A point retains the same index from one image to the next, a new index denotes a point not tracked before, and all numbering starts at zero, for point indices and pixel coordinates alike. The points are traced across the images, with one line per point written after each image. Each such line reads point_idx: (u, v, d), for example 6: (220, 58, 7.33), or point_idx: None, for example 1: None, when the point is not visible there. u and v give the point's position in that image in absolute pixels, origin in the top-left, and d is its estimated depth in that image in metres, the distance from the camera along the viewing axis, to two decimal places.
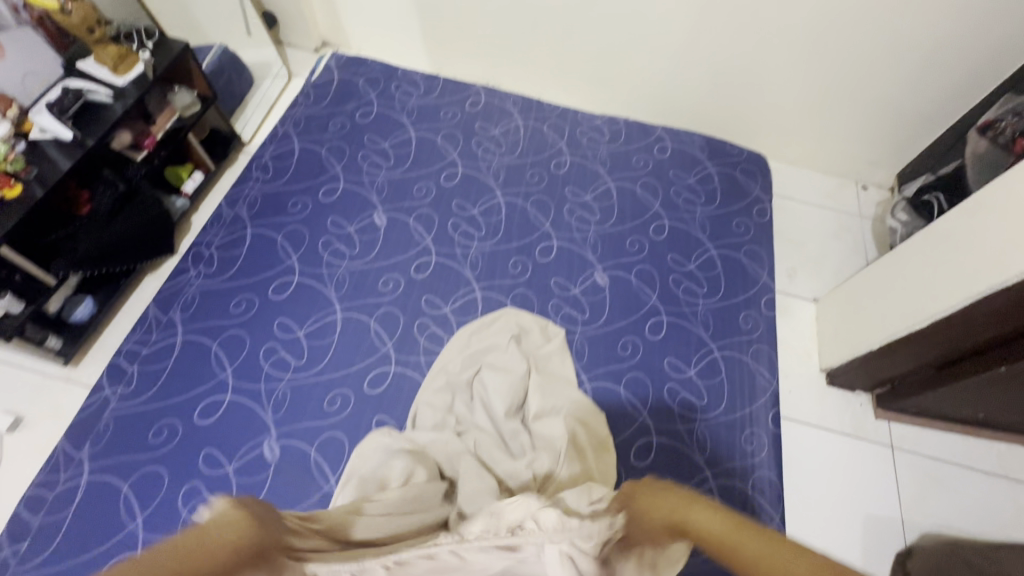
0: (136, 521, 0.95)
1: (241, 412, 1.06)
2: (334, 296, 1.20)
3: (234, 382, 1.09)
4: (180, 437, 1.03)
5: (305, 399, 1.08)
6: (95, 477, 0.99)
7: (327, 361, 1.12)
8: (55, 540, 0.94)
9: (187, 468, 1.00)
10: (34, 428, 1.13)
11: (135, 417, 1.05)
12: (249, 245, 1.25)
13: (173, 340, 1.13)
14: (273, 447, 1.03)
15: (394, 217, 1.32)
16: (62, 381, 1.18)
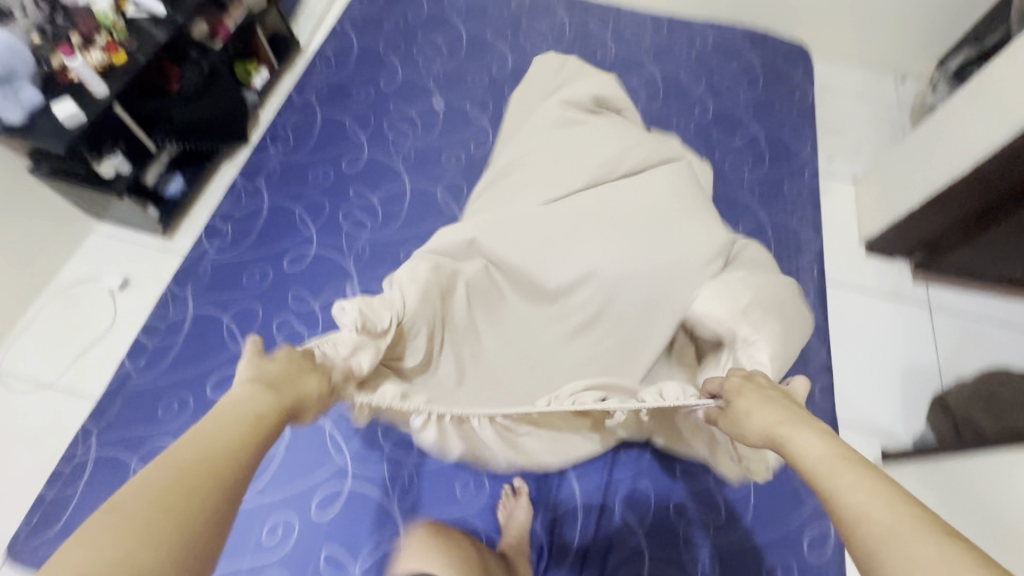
0: (240, 346, 1.05)
1: (327, 262, 1.15)
2: (401, 169, 1.28)
3: (318, 238, 1.18)
4: (273, 280, 1.12)
5: (383, 252, 1.17)
6: (198, 311, 1.08)
7: (401, 220, 1.21)
8: (167, 358, 1.03)
9: (279, 304, 1.10)
10: (142, 290, 1.25)
11: (233, 265, 1.13)
12: (322, 125, 1.33)
13: (261, 205, 1.21)
14: (356, 290, 1.12)
15: (452, 103, 1.40)
16: (162, 250, 1.30)
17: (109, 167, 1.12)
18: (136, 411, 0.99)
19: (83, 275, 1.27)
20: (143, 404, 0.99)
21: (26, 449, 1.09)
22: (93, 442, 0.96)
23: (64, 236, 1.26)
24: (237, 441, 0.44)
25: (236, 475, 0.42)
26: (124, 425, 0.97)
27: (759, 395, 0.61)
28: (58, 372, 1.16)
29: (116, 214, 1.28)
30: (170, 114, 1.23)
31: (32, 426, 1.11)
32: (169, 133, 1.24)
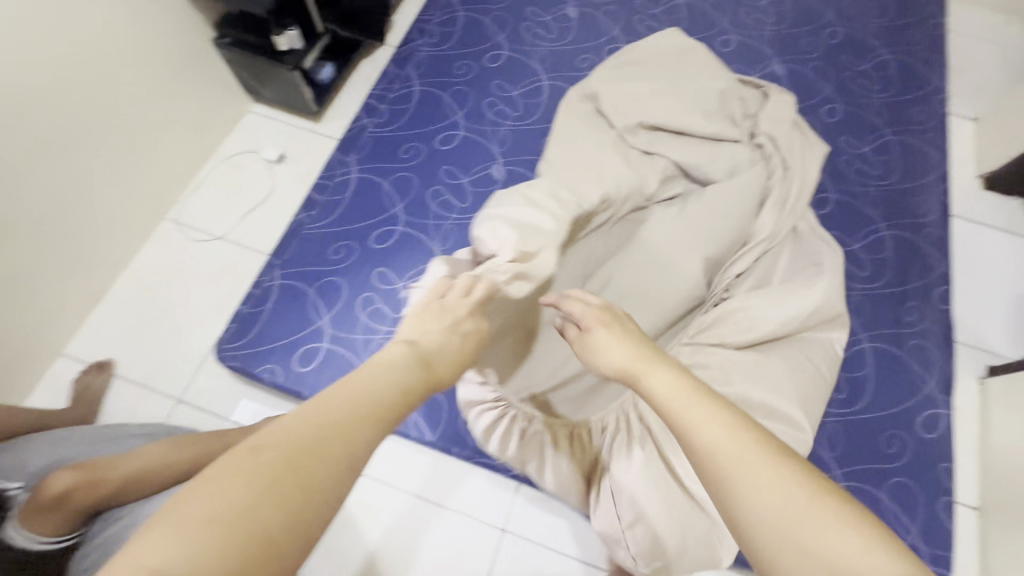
0: (397, 207, 1.16)
1: (474, 144, 1.24)
2: (539, 68, 1.35)
3: (465, 122, 1.26)
4: (426, 155, 1.22)
5: (524, 140, 1.25)
6: (362, 174, 1.19)
7: (540, 114, 1.29)
8: (337, 211, 1.15)
9: (433, 176, 1.20)
10: (296, 163, 1.37)
11: (390, 139, 1.23)
12: (464, 23, 1.41)
13: (412, 89, 1.30)
14: (500, 170, 1.22)
15: (586, 11, 1.46)
16: (310, 131, 1.41)
17: (285, 42, 1.23)
18: (313, 252, 1.11)
19: (244, 147, 1.39)
20: (318, 247, 1.11)
21: (204, 288, 1.23)
22: (278, 273, 1.09)
23: (228, 109, 1.38)
24: (365, 410, 0.46)
25: (362, 425, 0.45)
26: (304, 262, 1.10)
27: (609, 331, 0.65)
28: (227, 227, 1.29)
29: (272, 94, 1.39)
30: None
31: (208, 270, 1.25)
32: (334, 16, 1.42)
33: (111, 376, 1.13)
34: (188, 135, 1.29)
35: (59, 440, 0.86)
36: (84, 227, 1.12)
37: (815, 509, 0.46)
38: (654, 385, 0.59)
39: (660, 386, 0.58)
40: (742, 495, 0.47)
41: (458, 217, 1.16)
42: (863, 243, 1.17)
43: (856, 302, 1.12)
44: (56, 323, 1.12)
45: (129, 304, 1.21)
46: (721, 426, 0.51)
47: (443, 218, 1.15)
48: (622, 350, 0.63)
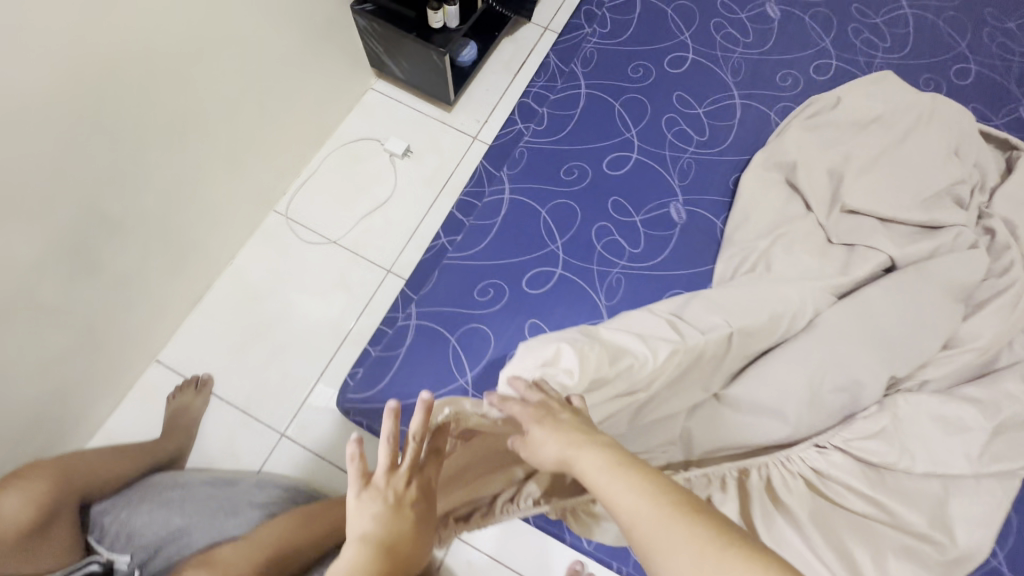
0: (556, 243, 0.96)
1: (649, 172, 1.02)
2: (730, 80, 1.10)
3: (639, 143, 1.04)
4: (592, 179, 1.01)
5: (709, 174, 1.03)
6: (516, 195, 0.99)
7: (729, 142, 1.06)
8: (485, 240, 0.96)
9: (599, 209, 0.99)
10: (423, 160, 1.18)
11: (549, 153, 1.02)
12: (641, 12, 1.16)
13: (578, 93, 1.09)
14: (680, 210, 1.00)
15: (788, 11, 1.19)
16: (440, 123, 1.21)
17: (440, 19, 1.02)
18: (457, 289, 0.93)
19: (364, 133, 1.20)
20: (463, 283, 0.93)
21: (313, 302, 1.07)
22: (413, 310, 0.92)
23: (351, 85, 1.18)
24: None
25: None
26: (445, 300, 0.92)
27: (557, 426, 0.65)
28: (341, 230, 1.12)
29: (402, 73, 1.17)
30: None
31: (319, 280, 1.09)
32: None
33: (210, 396, 0.99)
34: (307, 116, 1.10)
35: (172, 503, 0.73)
36: (192, 221, 0.95)
37: (728, 558, 0.46)
38: (620, 494, 0.54)
39: (630, 499, 0.53)
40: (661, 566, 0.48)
41: (627, 264, 0.96)
42: None
43: None
44: (152, 330, 0.98)
45: (230, 311, 1.05)
46: (644, 499, 0.52)
47: (609, 264, 0.95)
48: (556, 439, 0.63)
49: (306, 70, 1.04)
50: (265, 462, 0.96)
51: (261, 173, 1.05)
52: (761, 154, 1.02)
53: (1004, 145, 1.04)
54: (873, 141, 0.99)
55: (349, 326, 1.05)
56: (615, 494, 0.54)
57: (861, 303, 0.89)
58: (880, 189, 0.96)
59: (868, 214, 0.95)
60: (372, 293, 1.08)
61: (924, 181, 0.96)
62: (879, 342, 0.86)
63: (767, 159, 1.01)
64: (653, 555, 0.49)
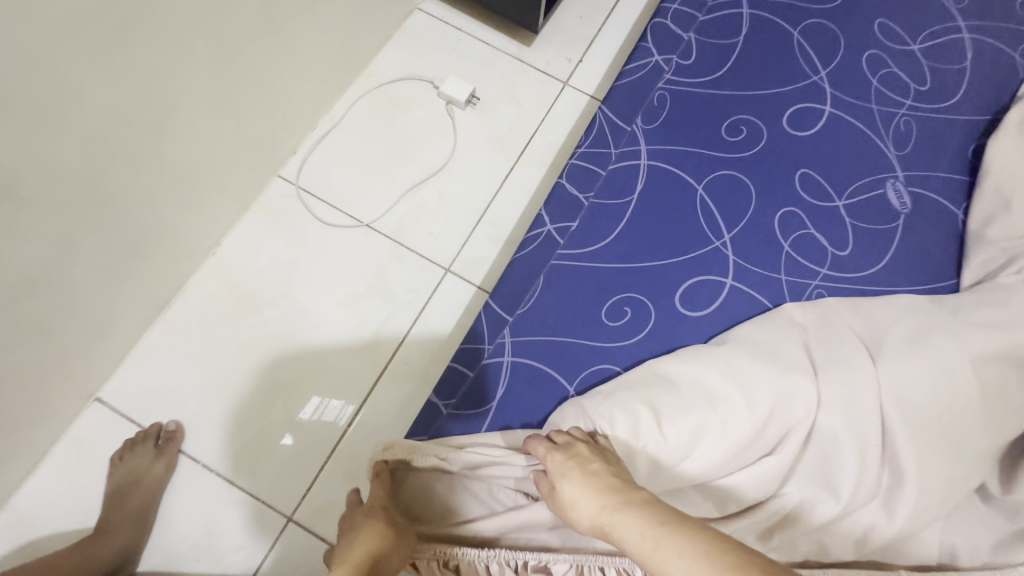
0: (722, 239, 0.67)
1: (849, 136, 0.71)
2: (953, 7, 0.77)
3: (832, 92, 0.73)
4: (768, 145, 0.70)
5: (935, 143, 0.71)
6: (655, 167, 0.69)
7: (962, 92, 0.73)
8: (614, 230, 0.66)
9: (782, 189, 0.69)
10: (493, 113, 0.82)
11: (703, 103, 0.73)
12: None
13: (740, 13, 0.78)
14: (900, 192, 0.69)
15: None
16: (516, 59, 0.86)
17: None
18: (579, 302, 0.63)
19: (408, 69, 0.84)
20: (587, 296, 0.63)
21: (339, 313, 0.72)
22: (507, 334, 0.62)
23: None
24: None
25: None
26: (562, 319, 0.62)
27: (586, 477, 0.48)
28: (378, 209, 0.77)
29: None
30: None
31: (347, 280, 0.74)
32: None
33: (177, 456, 0.65)
34: (335, 36, 0.74)
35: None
36: (152, 190, 0.59)
37: None
38: (673, 557, 0.38)
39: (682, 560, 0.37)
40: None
41: (829, 272, 0.66)
42: None
43: None
44: (88, 355, 0.63)
45: (210, 325, 0.70)
46: (705, 568, 0.36)
47: (803, 273, 0.66)
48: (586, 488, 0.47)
49: None
50: (260, 564, 0.63)
51: (258, 119, 0.69)
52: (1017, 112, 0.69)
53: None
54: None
55: (391, 351, 0.71)
56: (665, 558, 0.38)
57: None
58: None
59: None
60: (426, 301, 0.73)
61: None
62: None
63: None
64: None
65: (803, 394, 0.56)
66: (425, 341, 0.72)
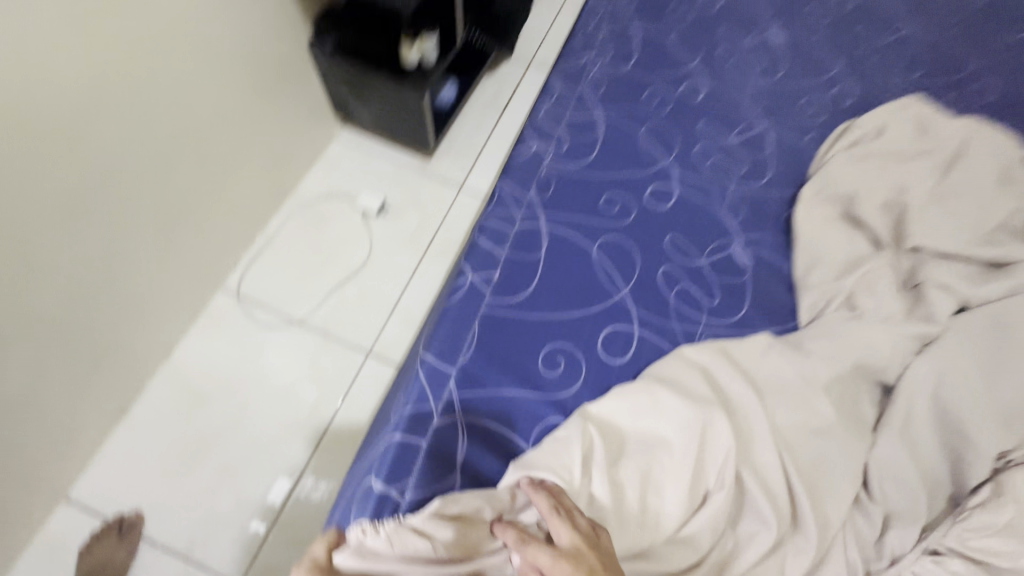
0: (627, 291, 0.80)
1: (696, 212, 0.90)
2: (751, 112, 1.02)
3: (676, 174, 0.94)
4: (637, 216, 0.88)
5: (761, 212, 0.91)
6: (554, 230, 0.84)
7: (773, 172, 0.95)
8: (533, 281, 0.79)
9: (657, 250, 0.85)
10: (403, 217, 1.00)
11: (580, 181, 0.90)
12: (642, 41, 1.10)
13: (594, 117, 0.98)
14: (744, 253, 0.87)
15: (794, 37, 1.14)
16: (418, 172, 1.05)
17: (415, 53, 0.86)
18: (504, 359, 0.72)
19: (331, 187, 1.02)
20: (518, 349, 0.73)
21: (279, 399, 0.86)
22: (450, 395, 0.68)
23: (313, 134, 1.01)
24: None
25: None
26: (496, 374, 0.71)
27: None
28: (308, 308, 0.92)
29: (370, 117, 1.01)
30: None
31: (286, 373, 0.88)
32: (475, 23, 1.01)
33: (137, 541, 0.75)
34: (265, 173, 0.92)
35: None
36: (110, 313, 0.74)
37: None
38: None
39: None
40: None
41: (711, 318, 0.80)
42: None
43: None
44: (60, 456, 0.75)
45: (167, 421, 0.83)
46: None
47: (691, 321, 0.79)
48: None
49: (264, 118, 0.87)
50: None
51: (201, 248, 0.85)
52: (811, 186, 0.90)
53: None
54: (931, 165, 0.88)
55: (323, 427, 0.85)
56: None
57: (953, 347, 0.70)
58: (944, 221, 0.82)
59: (933, 250, 0.80)
60: (351, 381, 0.88)
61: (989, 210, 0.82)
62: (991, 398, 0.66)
63: (819, 192, 0.89)
64: None
65: (719, 428, 0.62)
66: (354, 416, 0.86)
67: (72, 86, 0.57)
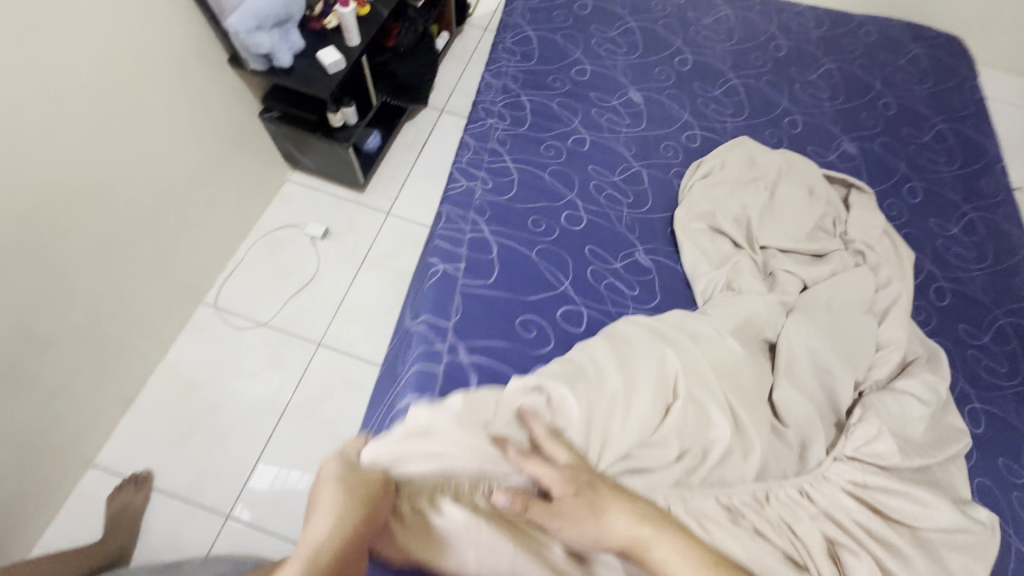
0: (565, 284, 0.98)
1: (601, 230, 1.09)
2: (627, 153, 1.25)
3: (583, 204, 1.13)
4: (560, 233, 1.06)
5: (651, 229, 1.13)
6: (497, 239, 1.02)
7: (653, 202, 1.18)
8: (490, 274, 0.97)
9: (580, 256, 1.04)
10: (342, 239, 1.29)
11: (508, 212, 1.07)
12: (531, 107, 1.28)
13: (505, 165, 1.16)
14: (645, 259, 1.08)
15: (649, 95, 1.37)
16: (355, 203, 1.34)
17: (340, 117, 1.16)
18: (490, 319, 0.91)
19: (287, 220, 1.31)
20: (499, 314, 0.92)
21: (253, 383, 1.14)
22: (458, 347, 0.86)
23: (268, 180, 1.30)
24: None
25: None
26: (479, 335, 0.88)
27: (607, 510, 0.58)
28: (270, 312, 1.20)
29: (312, 163, 1.30)
30: (392, 69, 1.31)
31: (254, 362, 1.16)
32: (389, 87, 1.33)
33: (150, 491, 1.02)
34: (232, 213, 1.21)
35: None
36: (126, 327, 1.02)
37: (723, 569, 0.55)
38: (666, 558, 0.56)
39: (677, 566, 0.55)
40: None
41: (635, 306, 1.00)
42: (990, 334, 1.12)
43: (1010, 403, 1.04)
44: (87, 434, 1.01)
45: (167, 404, 1.10)
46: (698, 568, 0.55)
47: (619, 308, 0.98)
48: (574, 489, 0.59)
49: (229, 172, 1.16)
50: (212, 547, 0.99)
51: (185, 273, 1.12)
52: (682, 209, 1.14)
53: (845, 185, 1.27)
54: (761, 187, 1.17)
55: (286, 401, 1.12)
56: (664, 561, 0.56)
57: (808, 312, 0.99)
58: (778, 228, 1.12)
59: (775, 248, 1.10)
60: (306, 364, 1.16)
61: (806, 217, 1.15)
62: (837, 343, 0.96)
63: (689, 213, 1.13)
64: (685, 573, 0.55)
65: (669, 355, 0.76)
66: (310, 392, 1.13)
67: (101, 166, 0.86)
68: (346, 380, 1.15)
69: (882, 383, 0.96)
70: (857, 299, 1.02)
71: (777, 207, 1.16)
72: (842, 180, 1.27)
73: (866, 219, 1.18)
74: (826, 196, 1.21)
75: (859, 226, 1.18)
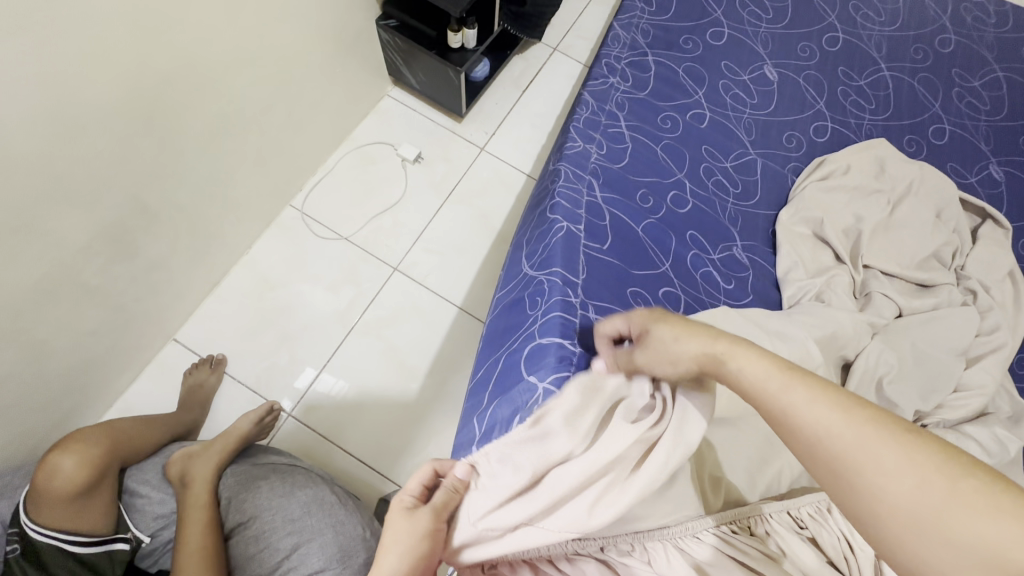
0: (666, 265, 0.90)
1: (706, 218, 0.99)
2: (746, 139, 1.14)
3: (691, 186, 1.02)
4: (664, 213, 0.96)
5: (753, 226, 1.05)
6: (608, 205, 0.94)
7: (761, 196, 1.08)
8: (606, 241, 0.89)
9: (681, 240, 0.94)
10: (433, 166, 1.26)
11: (618, 179, 0.98)
12: (656, 71, 1.16)
13: (619, 130, 1.05)
14: (741, 255, 0.98)
15: (784, 73, 1.23)
16: (449, 131, 1.30)
17: (458, 39, 1.10)
18: (603, 285, 0.83)
19: (380, 136, 1.28)
20: (608, 282, 0.83)
21: (326, 292, 1.15)
22: (582, 300, 0.79)
23: (372, 91, 1.26)
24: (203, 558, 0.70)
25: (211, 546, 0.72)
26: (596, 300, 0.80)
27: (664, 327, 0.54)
28: (352, 228, 1.20)
29: (417, 83, 1.25)
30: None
31: (328, 273, 1.17)
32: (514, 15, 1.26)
33: (223, 374, 1.07)
34: (333, 118, 1.19)
35: (248, 502, 0.81)
36: (221, 215, 1.03)
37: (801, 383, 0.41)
38: (741, 367, 0.45)
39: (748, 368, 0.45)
40: (791, 417, 0.40)
41: (727, 300, 0.91)
42: None
43: None
44: (171, 310, 1.05)
45: (244, 296, 1.13)
46: (775, 380, 0.42)
47: (711, 298, 0.90)
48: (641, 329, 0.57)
49: (338, 74, 1.12)
50: (269, 440, 1.03)
51: (280, 172, 1.12)
52: (787, 210, 1.06)
53: (981, 213, 1.14)
54: (883, 200, 1.06)
55: (355, 318, 1.14)
56: (739, 370, 0.45)
57: (892, 340, 0.92)
58: (888, 249, 1.03)
59: (878, 269, 1.01)
60: (378, 288, 1.16)
61: (923, 244, 1.03)
62: (914, 373, 0.90)
63: (793, 215, 1.05)
64: (786, 412, 0.41)
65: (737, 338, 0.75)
66: (379, 313, 1.14)
67: (229, 51, 0.84)
68: (415, 309, 1.15)
69: (952, 423, 0.89)
70: (953, 339, 0.93)
71: (893, 224, 1.06)
72: (977, 207, 1.14)
73: (994, 255, 1.07)
74: (955, 221, 1.09)
75: (982, 263, 1.07)
